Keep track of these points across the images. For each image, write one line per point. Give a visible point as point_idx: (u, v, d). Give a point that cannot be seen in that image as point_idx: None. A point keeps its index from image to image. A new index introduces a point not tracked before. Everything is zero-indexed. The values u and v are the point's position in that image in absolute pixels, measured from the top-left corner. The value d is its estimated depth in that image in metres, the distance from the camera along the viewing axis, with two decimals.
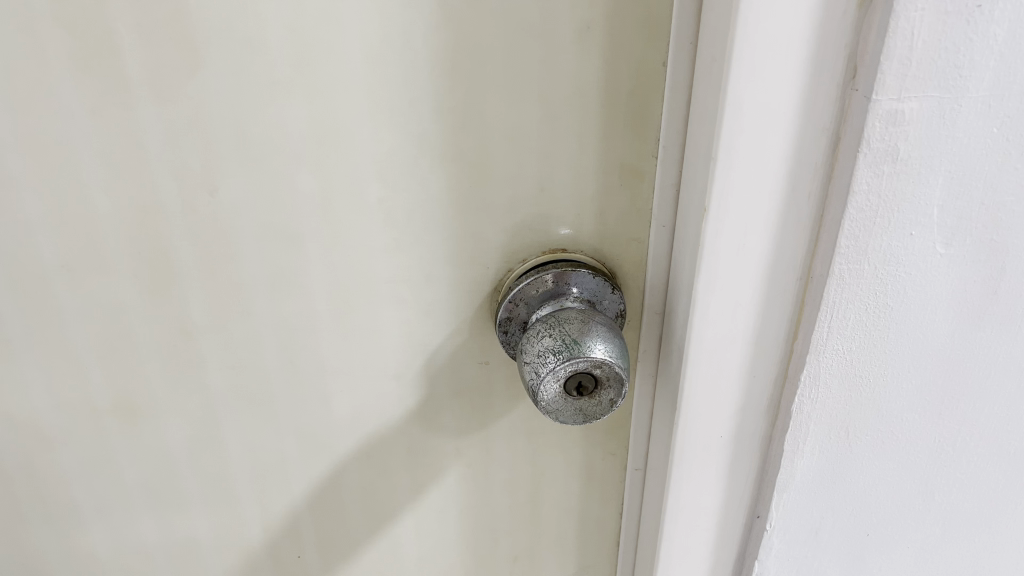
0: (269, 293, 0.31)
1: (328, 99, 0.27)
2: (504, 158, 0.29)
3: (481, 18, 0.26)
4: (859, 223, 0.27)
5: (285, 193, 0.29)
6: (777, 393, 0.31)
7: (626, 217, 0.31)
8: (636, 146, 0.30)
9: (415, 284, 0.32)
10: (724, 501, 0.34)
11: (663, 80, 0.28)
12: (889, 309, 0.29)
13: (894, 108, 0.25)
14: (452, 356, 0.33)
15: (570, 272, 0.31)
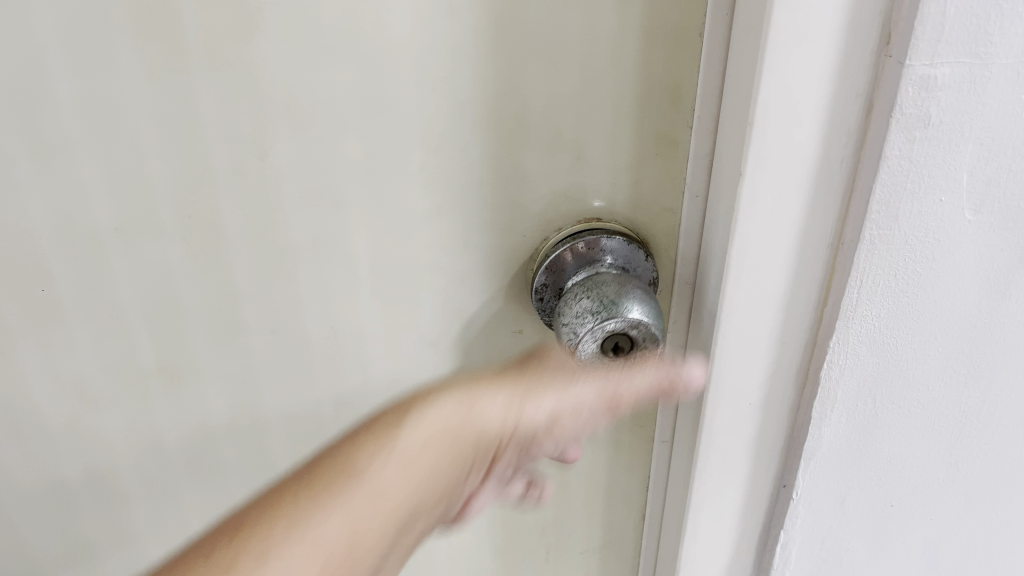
0: (313, 257, 0.32)
1: (375, 64, 0.28)
2: (543, 126, 0.30)
3: None
4: (889, 188, 0.27)
5: (331, 157, 0.30)
6: (806, 361, 0.32)
7: (660, 188, 0.32)
8: (671, 116, 0.30)
9: (452, 251, 0.32)
10: (751, 472, 0.35)
11: (699, 49, 0.29)
12: (918, 276, 0.29)
13: (927, 74, 0.25)
14: (487, 322, 0.34)
15: (604, 239, 0.32)
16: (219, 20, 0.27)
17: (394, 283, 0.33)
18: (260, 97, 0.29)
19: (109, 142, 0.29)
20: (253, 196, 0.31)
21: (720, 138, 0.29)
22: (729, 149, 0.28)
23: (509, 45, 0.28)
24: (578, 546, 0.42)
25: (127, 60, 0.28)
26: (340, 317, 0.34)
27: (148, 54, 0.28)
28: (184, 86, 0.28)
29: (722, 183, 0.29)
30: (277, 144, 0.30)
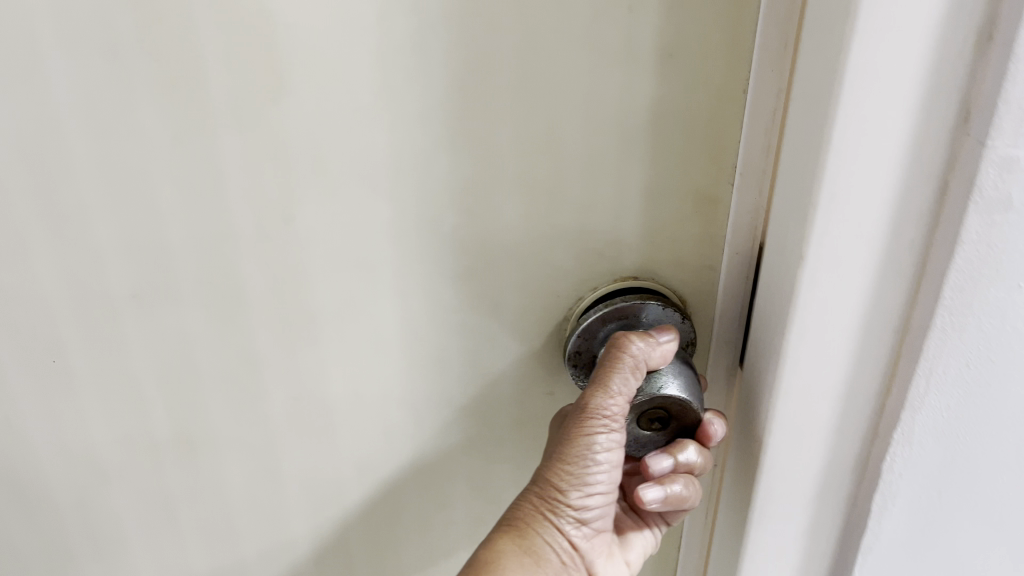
0: (339, 319, 0.30)
1: (408, 127, 0.27)
2: (578, 186, 0.28)
3: (561, 44, 0.26)
4: (965, 273, 0.25)
5: (358, 217, 0.28)
6: (867, 452, 0.29)
7: (693, 244, 0.30)
8: (710, 172, 0.28)
9: (481, 313, 0.31)
10: (802, 562, 0.32)
11: (742, 106, 0.27)
12: (992, 363, 0.27)
13: (1011, 155, 0.23)
14: (516, 389, 0.33)
15: (639, 304, 0.29)
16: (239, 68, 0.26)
17: (421, 346, 0.31)
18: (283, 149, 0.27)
19: (129, 209, 0.28)
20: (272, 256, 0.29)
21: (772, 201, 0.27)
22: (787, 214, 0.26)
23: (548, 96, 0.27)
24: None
25: (150, 126, 0.27)
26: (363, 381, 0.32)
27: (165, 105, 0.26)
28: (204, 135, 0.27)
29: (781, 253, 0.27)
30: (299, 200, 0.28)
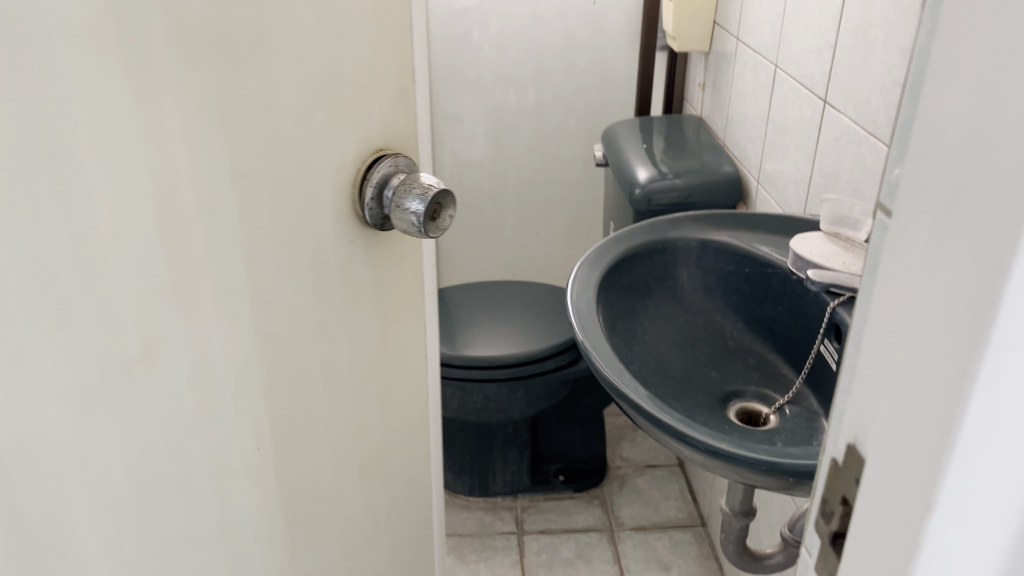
0: (246, 225, 0.46)
1: (281, 76, 0.45)
2: (356, 95, 0.51)
3: (334, 18, 0.48)
4: None
5: (255, 140, 0.45)
6: None
7: (392, 120, 0.54)
8: (397, 76, 0.54)
9: (326, 195, 0.51)
10: (993, 555, 0.28)
11: (403, 34, 0.53)
12: None
13: None
14: (340, 249, 0.54)
15: (389, 158, 0.54)
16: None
17: (324, 102, 0.49)
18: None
19: (115, 169, 0.38)
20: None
21: (931, 134, 0.26)
22: (986, 136, 0.24)
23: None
24: (390, 336, 0.62)
25: (130, 101, 0.38)
26: (291, 110, 0.47)
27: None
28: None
29: (996, 202, 0.23)
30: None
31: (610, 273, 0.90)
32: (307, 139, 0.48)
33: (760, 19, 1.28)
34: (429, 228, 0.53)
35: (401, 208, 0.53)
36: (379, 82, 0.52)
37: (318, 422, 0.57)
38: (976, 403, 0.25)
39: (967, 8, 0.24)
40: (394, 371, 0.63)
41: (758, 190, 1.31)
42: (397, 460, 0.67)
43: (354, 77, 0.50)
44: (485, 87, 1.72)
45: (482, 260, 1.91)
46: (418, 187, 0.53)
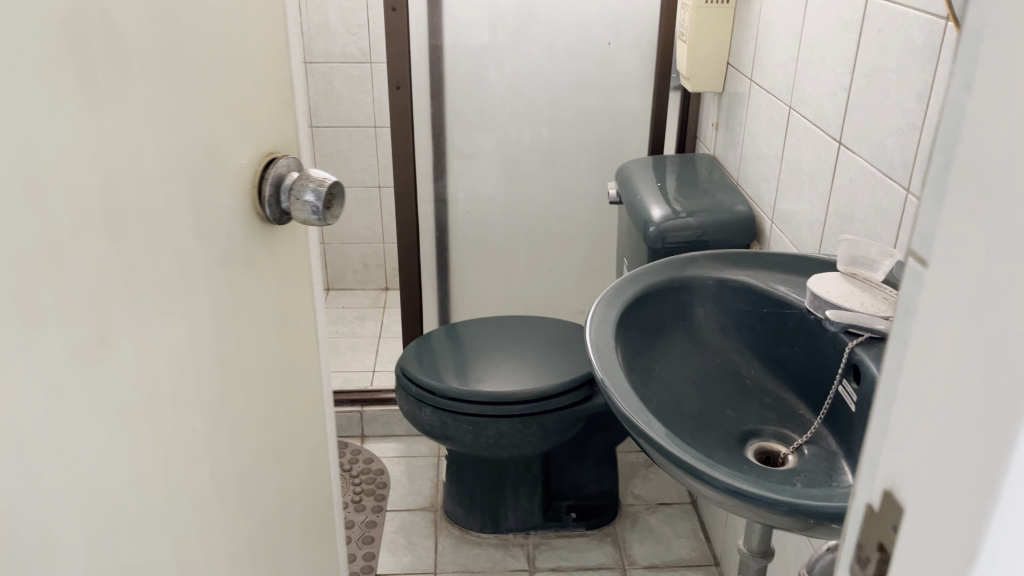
0: (167, 201, 0.53)
1: (182, 65, 0.53)
2: (235, 87, 0.60)
3: (214, 18, 0.57)
4: None
5: (168, 123, 0.52)
6: None
7: (266, 114, 0.65)
8: (264, 75, 0.64)
9: (222, 173, 0.59)
10: None
11: (266, 41, 0.64)
12: None
13: None
14: (236, 223, 0.62)
15: (281, 161, 0.65)
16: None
17: (213, 90, 0.57)
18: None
19: (68, 149, 0.43)
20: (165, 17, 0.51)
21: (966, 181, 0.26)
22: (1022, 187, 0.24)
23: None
24: (279, 305, 0.70)
25: (74, 91, 0.44)
26: (200, 118, 0.55)
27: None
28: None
29: None
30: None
31: (627, 311, 0.90)
32: (211, 144, 0.57)
33: (774, 62, 1.30)
34: (326, 215, 0.64)
35: (299, 201, 0.64)
36: (257, 91, 0.63)
37: (237, 385, 0.64)
38: (1010, 463, 0.26)
39: (998, 58, 0.25)
40: (288, 349, 0.72)
41: (773, 230, 1.32)
42: (292, 436, 0.75)
43: (240, 89, 0.60)
44: (500, 124, 1.75)
45: (495, 296, 1.92)
46: (313, 181, 0.64)
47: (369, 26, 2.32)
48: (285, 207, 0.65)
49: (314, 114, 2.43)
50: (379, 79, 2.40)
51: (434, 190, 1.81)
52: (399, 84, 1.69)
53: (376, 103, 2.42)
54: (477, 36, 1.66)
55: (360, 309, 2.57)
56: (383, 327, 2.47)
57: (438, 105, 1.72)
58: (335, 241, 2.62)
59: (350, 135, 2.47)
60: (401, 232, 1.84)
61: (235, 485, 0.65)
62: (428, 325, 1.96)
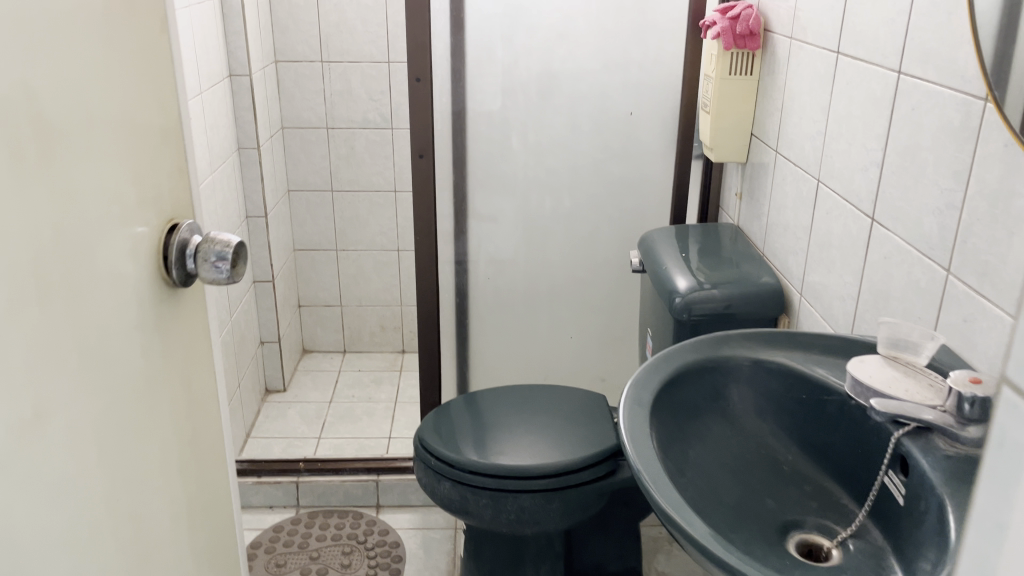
0: (86, 264, 0.60)
1: (106, 146, 0.61)
2: (152, 163, 0.67)
3: (136, 106, 0.65)
4: None
5: (91, 197, 0.60)
6: None
7: (176, 184, 0.72)
8: (177, 151, 0.72)
9: (136, 239, 0.66)
10: None
11: (178, 121, 0.72)
12: None
13: None
14: (148, 284, 0.68)
15: (181, 226, 0.71)
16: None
17: (131, 167, 0.64)
18: (86, 37, 0.58)
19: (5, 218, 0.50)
20: (90, 109, 0.59)
21: None
22: None
23: (139, 19, 0.65)
24: (191, 360, 0.76)
25: (13, 168, 0.51)
26: (114, 189, 0.62)
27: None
28: (69, 37, 0.56)
29: None
30: (104, 82, 0.60)
31: (661, 394, 0.87)
32: (124, 213, 0.64)
33: (800, 136, 1.29)
34: (233, 273, 0.70)
35: (207, 263, 0.70)
36: (165, 162, 0.70)
37: (157, 433, 0.70)
38: None
39: None
40: (200, 404, 0.78)
41: (802, 302, 1.29)
42: (205, 491, 0.79)
43: (149, 162, 0.67)
44: (521, 192, 1.74)
45: (514, 363, 1.89)
46: (218, 244, 0.70)
47: (391, 94, 2.36)
48: (192, 270, 0.71)
49: (335, 178, 2.45)
50: (399, 144, 2.42)
51: (454, 257, 1.80)
52: (422, 153, 1.70)
53: (395, 168, 2.45)
54: (500, 106, 1.67)
55: (377, 372, 2.55)
56: (400, 391, 2.44)
57: (460, 172, 1.72)
58: (353, 304, 2.61)
59: (370, 198, 2.48)
60: (421, 298, 1.82)
61: (154, 534, 0.69)
62: (447, 391, 1.93)
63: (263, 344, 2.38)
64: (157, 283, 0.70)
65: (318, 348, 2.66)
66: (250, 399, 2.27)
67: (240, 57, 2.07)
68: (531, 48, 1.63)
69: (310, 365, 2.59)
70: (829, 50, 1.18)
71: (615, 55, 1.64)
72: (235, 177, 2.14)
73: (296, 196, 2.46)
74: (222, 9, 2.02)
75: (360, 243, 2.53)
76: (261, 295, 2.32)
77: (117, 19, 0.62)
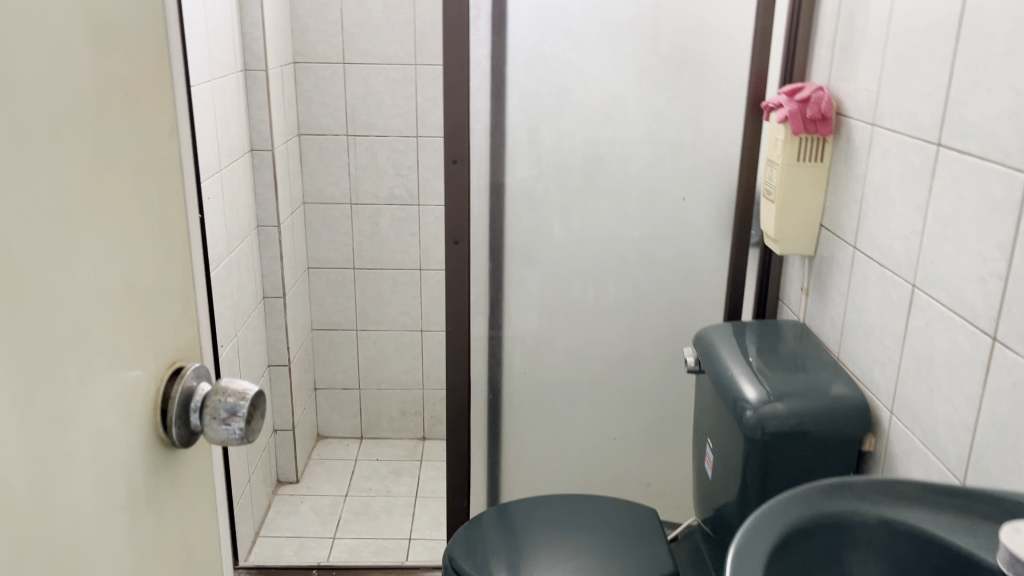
0: (60, 446, 0.45)
1: (91, 290, 0.47)
2: (151, 299, 0.54)
3: (135, 231, 0.51)
4: None
5: (70, 359, 0.45)
6: None
7: (182, 320, 0.58)
8: (185, 279, 0.58)
9: (127, 397, 0.52)
10: None
11: (188, 243, 0.58)
12: None
13: None
14: (140, 452, 0.54)
15: (185, 369, 0.57)
16: (62, 82, 0.43)
17: (124, 309, 0.50)
18: (69, 156, 0.44)
19: None
20: (72, 246, 0.45)
21: None
22: None
23: (141, 120, 0.51)
24: (192, 537, 0.60)
25: None
26: (97, 341, 0.48)
27: (18, 107, 0.40)
28: (45, 160, 0.42)
29: None
30: (93, 207, 0.47)
31: (774, 556, 0.71)
32: (110, 366, 0.50)
33: (887, 234, 1.15)
34: (248, 433, 0.56)
35: (214, 420, 0.55)
36: (167, 292, 0.55)
37: None
38: None
39: None
40: None
41: (893, 422, 1.14)
42: None
43: (145, 295, 0.53)
44: (563, 281, 1.61)
45: (552, 466, 1.73)
46: (231, 395, 0.56)
47: (418, 169, 2.26)
48: (195, 427, 0.57)
49: (357, 255, 2.33)
50: (426, 221, 2.31)
51: (489, 350, 1.65)
52: (457, 239, 1.57)
53: (421, 245, 2.33)
54: (542, 189, 1.55)
55: (395, 462, 2.39)
56: (420, 484, 2.27)
57: (497, 260, 1.59)
58: (372, 387, 2.46)
59: (393, 277, 2.35)
60: (452, 394, 1.67)
61: None
62: (477, 495, 1.76)
63: (276, 432, 2.23)
64: (151, 448, 0.55)
65: (333, 434, 2.50)
66: (261, 494, 2.11)
67: (262, 131, 1.97)
68: (577, 129, 1.51)
69: (325, 453, 2.43)
70: (926, 141, 1.05)
71: (666, 138, 1.52)
72: (253, 257, 2.02)
73: (315, 273, 2.34)
74: (245, 83, 1.93)
75: (381, 323, 2.40)
76: (275, 381, 2.18)
77: (112, 125, 0.48)
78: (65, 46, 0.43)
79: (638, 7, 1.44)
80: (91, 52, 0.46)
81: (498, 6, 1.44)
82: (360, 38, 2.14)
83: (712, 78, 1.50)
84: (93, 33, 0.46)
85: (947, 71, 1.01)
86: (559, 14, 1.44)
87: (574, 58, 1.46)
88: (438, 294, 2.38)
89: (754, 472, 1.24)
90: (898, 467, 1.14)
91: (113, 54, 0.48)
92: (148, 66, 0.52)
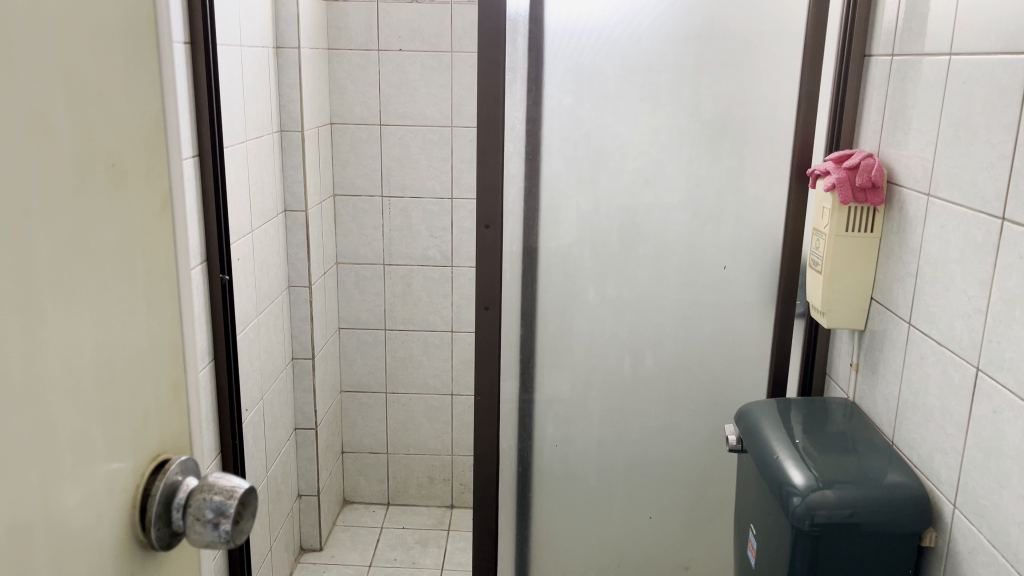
0: (18, 558, 0.40)
1: (63, 381, 0.43)
2: (133, 386, 0.49)
3: (118, 313, 0.47)
4: None
5: (31, 459, 0.41)
6: None
7: (171, 408, 0.53)
8: (175, 364, 0.53)
9: (100, 497, 0.47)
10: None
11: (181, 323, 0.54)
12: None
13: None
14: (113, 555, 0.48)
15: (170, 461, 0.52)
16: (35, 155, 0.40)
17: (101, 399, 0.46)
18: (38, 234, 0.40)
19: None
20: (37, 339, 0.40)
21: None
22: None
23: (129, 194, 0.47)
24: None
25: None
26: (66, 435, 0.43)
27: None
28: (10, 241, 0.38)
29: None
30: (68, 294, 0.42)
31: None
32: (82, 461, 0.45)
33: (947, 311, 1.08)
34: (237, 534, 0.49)
35: (198, 521, 0.49)
36: (151, 377, 0.51)
37: None
38: None
39: None
40: None
41: (958, 517, 1.04)
42: None
43: (126, 381, 0.48)
44: (597, 351, 1.54)
45: (583, 546, 1.64)
46: (219, 492, 0.49)
47: (453, 230, 2.23)
48: (178, 527, 0.51)
49: (389, 316, 2.29)
50: (459, 283, 2.27)
51: (519, 421, 1.58)
52: (488, 304, 1.52)
53: (453, 307, 2.29)
54: (576, 255, 1.50)
55: (422, 531, 2.31)
56: (447, 556, 2.19)
57: (529, 327, 1.54)
58: (400, 451, 2.40)
59: (425, 339, 2.31)
60: (479, 465, 1.60)
61: None
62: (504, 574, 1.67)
63: (301, 497, 2.17)
64: (125, 551, 0.49)
65: (359, 499, 2.44)
66: (282, 562, 2.04)
67: (297, 192, 1.96)
68: (613, 194, 1.46)
69: (350, 520, 2.37)
70: (989, 216, 0.98)
71: (707, 204, 1.47)
72: (284, 317, 2.00)
73: (346, 333, 2.31)
74: (282, 144, 1.93)
75: (411, 386, 2.34)
76: (301, 444, 2.13)
77: (93, 204, 0.44)
78: (41, 117, 0.40)
79: (678, 70, 1.40)
80: (71, 123, 0.42)
81: (534, 67, 1.41)
82: (398, 100, 2.14)
83: (755, 144, 1.45)
84: (73, 101, 0.42)
85: (1011, 141, 0.94)
86: (596, 78, 1.41)
87: (611, 121, 1.43)
88: (469, 358, 2.33)
89: (802, 566, 1.14)
90: (962, 566, 1.04)
91: (96, 125, 0.44)
92: (138, 133, 0.48)
